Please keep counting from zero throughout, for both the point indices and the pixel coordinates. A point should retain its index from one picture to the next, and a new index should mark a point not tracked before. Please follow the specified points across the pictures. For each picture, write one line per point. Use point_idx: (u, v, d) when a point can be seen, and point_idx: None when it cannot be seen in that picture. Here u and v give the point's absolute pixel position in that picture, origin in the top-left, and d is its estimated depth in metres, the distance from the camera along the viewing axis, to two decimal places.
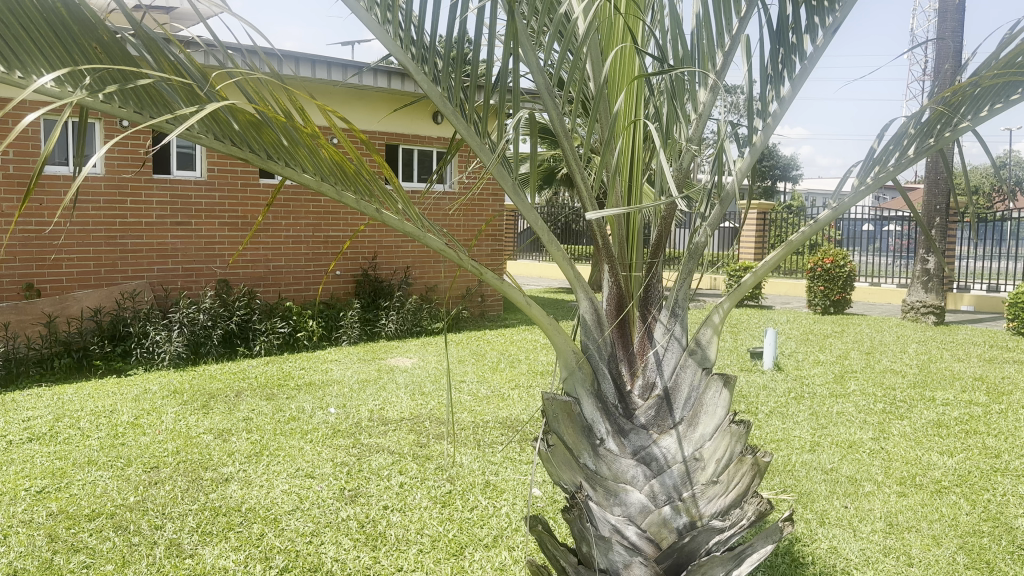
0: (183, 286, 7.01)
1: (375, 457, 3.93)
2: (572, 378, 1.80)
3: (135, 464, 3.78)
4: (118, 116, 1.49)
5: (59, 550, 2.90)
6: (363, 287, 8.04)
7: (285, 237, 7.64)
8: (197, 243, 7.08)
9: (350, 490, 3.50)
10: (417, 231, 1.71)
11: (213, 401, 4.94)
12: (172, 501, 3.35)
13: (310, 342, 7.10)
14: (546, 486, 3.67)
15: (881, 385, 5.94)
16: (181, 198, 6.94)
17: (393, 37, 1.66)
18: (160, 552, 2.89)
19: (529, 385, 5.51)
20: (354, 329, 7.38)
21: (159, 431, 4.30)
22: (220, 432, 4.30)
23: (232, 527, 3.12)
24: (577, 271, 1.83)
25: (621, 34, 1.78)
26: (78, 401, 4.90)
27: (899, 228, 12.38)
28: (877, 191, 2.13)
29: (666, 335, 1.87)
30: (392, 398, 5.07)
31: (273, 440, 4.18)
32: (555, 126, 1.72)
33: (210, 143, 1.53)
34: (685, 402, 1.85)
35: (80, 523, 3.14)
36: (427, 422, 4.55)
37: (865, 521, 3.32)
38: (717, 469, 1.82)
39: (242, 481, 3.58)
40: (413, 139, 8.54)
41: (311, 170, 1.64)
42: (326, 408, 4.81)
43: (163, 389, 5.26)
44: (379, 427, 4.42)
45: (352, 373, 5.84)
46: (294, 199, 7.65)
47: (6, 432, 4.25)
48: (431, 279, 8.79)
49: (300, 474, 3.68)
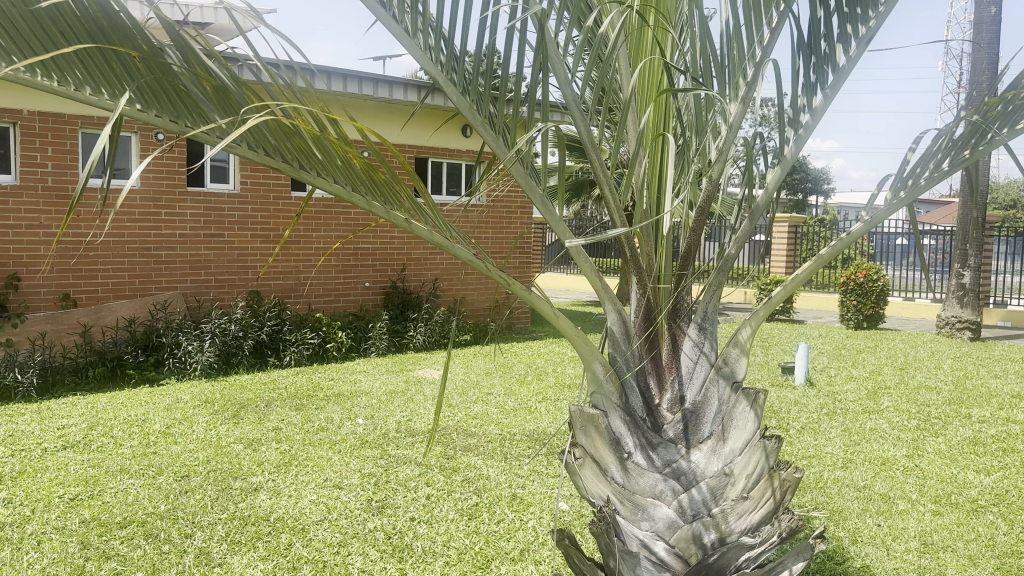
0: (215, 297, 7.12)
1: (402, 469, 3.94)
2: (600, 391, 1.81)
3: (166, 472, 3.84)
4: (154, 124, 1.52)
5: (92, 557, 2.95)
6: (391, 299, 8.10)
7: (315, 248, 7.72)
8: (229, 255, 7.18)
9: (377, 501, 3.51)
10: (447, 242, 1.73)
11: (244, 411, 4.99)
12: (202, 509, 3.39)
13: (339, 353, 7.15)
14: (573, 499, 3.64)
15: (916, 401, 5.82)
16: (215, 210, 7.05)
17: (423, 48, 1.67)
18: (188, 561, 2.92)
19: (556, 398, 5.49)
20: (382, 341, 7.41)
21: (190, 440, 4.36)
22: (250, 441, 4.34)
23: (260, 536, 3.14)
24: (606, 284, 1.83)
25: (650, 46, 1.78)
26: (111, 410, 4.98)
27: (934, 242, 12.19)
28: (909, 206, 2.09)
29: (695, 350, 1.86)
30: (419, 410, 5.09)
31: (301, 450, 4.21)
32: (583, 139, 1.72)
33: (244, 153, 1.55)
34: (714, 417, 1.83)
35: (112, 530, 3.18)
36: (454, 434, 4.55)
37: (899, 540, 3.25)
38: (747, 484, 1.79)
39: (271, 491, 3.61)
40: (442, 152, 8.60)
41: (341, 181, 1.66)
42: (354, 419, 4.84)
43: (195, 398, 5.33)
44: (406, 439, 4.44)
45: (380, 384, 5.86)
46: (325, 212, 7.73)
47: (41, 439, 4.33)
48: (460, 290, 8.82)
49: (328, 484, 3.70)
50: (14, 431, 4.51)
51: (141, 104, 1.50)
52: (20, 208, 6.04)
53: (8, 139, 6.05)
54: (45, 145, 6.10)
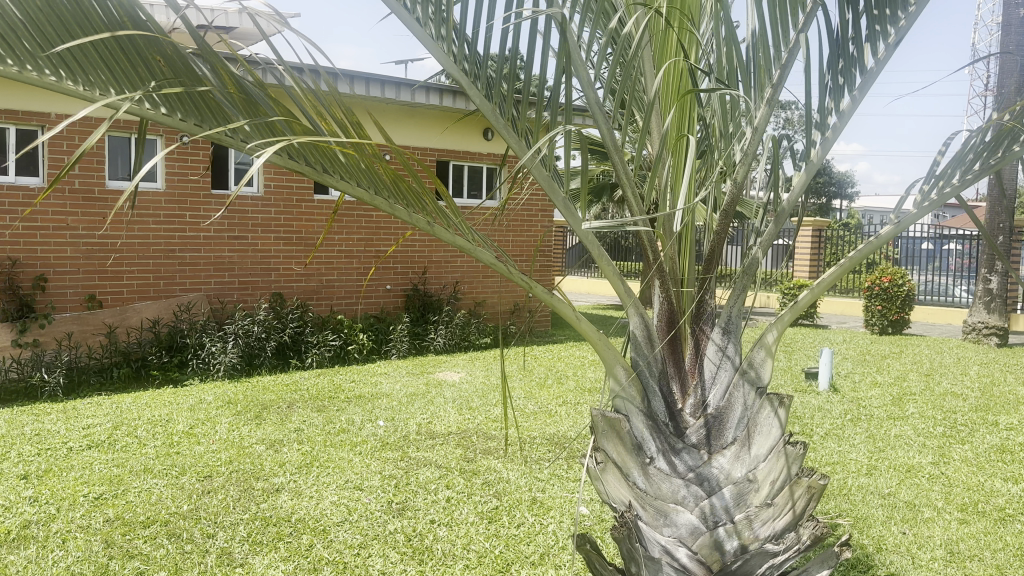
0: (239, 299, 7.18)
1: (423, 471, 3.95)
2: (621, 395, 1.79)
3: (189, 473, 3.87)
4: (179, 128, 1.55)
5: (115, 556, 2.98)
6: (413, 302, 8.13)
7: (337, 251, 7.76)
8: (253, 257, 7.24)
9: (398, 503, 3.52)
10: (469, 245, 1.72)
11: (266, 412, 5.03)
12: (224, 510, 3.42)
13: (360, 355, 7.19)
14: (594, 504, 3.62)
15: (942, 408, 5.73)
16: (238, 213, 7.11)
17: (445, 52, 1.67)
18: (211, 561, 2.94)
19: (576, 401, 5.47)
20: (403, 343, 7.44)
21: (212, 441, 4.39)
22: (272, 442, 4.37)
23: (281, 537, 3.16)
24: (628, 287, 1.81)
25: (675, 48, 1.76)
26: (135, 410, 5.04)
27: (960, 246, 12.01)
28: (938, 209, 2.06)
29: (719, 353, 1.83)
30: (440, 412, 5.09)
31: (323, 451, 4.23)
32: (606, 142, 1.71)
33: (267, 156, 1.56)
34: (738, 423, 1.81)
35: (135, 529, 3.21)
36: (474, 437, 4.55)
37: (925, 548, 3.20)
38: (771, 491, 1.77)
39: (292, 492, 3.63)
40: (463, 155, 8.61)
41: (364, 183, 1.66)
42: (375, 421, 4.85)
43: (218, 399, 5.38)
44: (427, 441, 4.44)
45: (401, 386, 5.87)
46: (347, 215, 7.77)
47: (67, 439, 4.39)
48: (480, 293, 8.83)
49: (348, 486, 3.71)
50: (40, 430, 4.57)
51: (167, 108, 1.53)
52: (47, 210, 6.13)
53: (36, 142, 6.14)
54: (72, 148, 6.20)
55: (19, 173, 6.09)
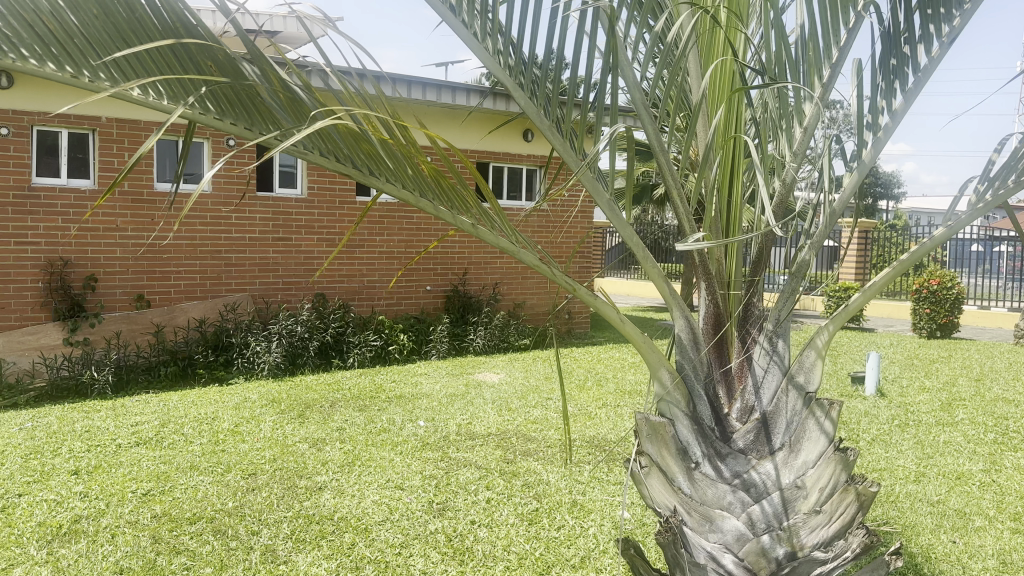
0: (283, 299, 7.28)
1: (462, 472, 3.96)
2: (666, 399, 1.77)
3: (234, 470, 3.94)
4: (228, 132, 1.57)
5: (162, 551, 3.04)
6: (452, 302, 8.17)
7: (378, 252, 7.83)
8: (296, 258, 7.33)
9: (438, 503, 3.53)
10: (511, 246, 1.72)
11: (309, 411, 5.09)
12: (269, 507, 3.47)
13: (400, 355, 7.25)
14: (635, 508, 3.59)
15: (994, 415, 5.56)
16: (283, 214, 7.21)
17: (490, 53, 1.67)
18: (255, 558, 2.98)
19: (616, 404, 5.44)
20: (443, 343, 7.47)
21: (257, 439, 4.46)
22: (314, 441, 4.42)
23: (324, 535, 3.19)
24: (673, 288, 1.79)
25: (722, 47, 1.75)
26: (183, 407, 5.14)
27: (1013, 248, 11.66)
28: (992, 211, 2.01)
29: (767, 357, 1.81)
30: (479, 413, 5.10)
31: (363, 450, 4.27)
32: (651, 143, 1.69)
33: (314, 159, 1.58)
34: (786, 428, 1.78)
35: (182, 525, 3.28)
36: (514, 438, 4.55)
37: (976, 558, 3.11)
38: (820, 498, 1.73)
39: (335, 491, 3.67)
40: (503, 157, 8.60)
41: (408, 186, 1.67)
42: (415, 421, 4.88)
43: (263, 398, 5.46)
44: (466, 442, 4.45)
45: (440, 387, 5.89)
46: (388, 216, 7.83)
47: (116, 435, 4.50)
48: (520, 294, 8.84)
49: (389, 485, 3.74)
50: (90, 427, 4.69)
51: (216, 112, 1.55)
52: (97, 212, 6.29)
53: (87, 146, 6.30)
54: (122, 150, 6.35)
55: (71, 176, 6.25)
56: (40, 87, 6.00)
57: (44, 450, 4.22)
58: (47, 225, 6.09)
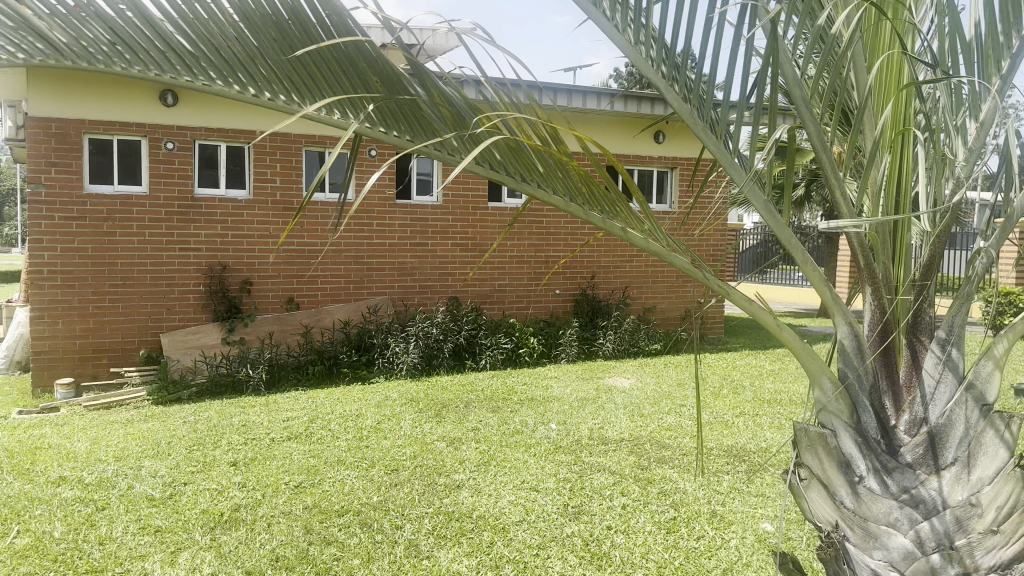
0: (419, 302, 7.53)
1: (597, 476, 3.95)
2: (827, 408, 1.72)
3: (377, 466, 4.11)
4: (391, 144, 1.67)
5: (314, 541, 3.21)
6: (582, 306, 8.17)
7: (509, 256, 7.94)
8: (432, 262, 7.56)
9: (574, 507, 3.54)
10: (664, 251, 1.69)
11: (445, 411, 5.24)
12: (410, 503, 3.59)
13: (532, 358, 7.30)
14: (778, 520, 3.45)
15: None
16: (419, 220, 7.45)
17: (643, 57, 1.67)
18: (400, 551, 3.10)
19: (754, 413, 5.26)
20: (573, 347, 7.48)
21: (397, 436, 4.64)
22: (451, 440, 4.54)
23: (464, 532, 3.28)
24: (834, 293, 1.72)
25: (888, 40, 1.67)
26: (328, 405, 5.42)
27: None
28: None
29: (938, 366, 1.69)
30: (611, 418, 5.07)
31: (499, 451, 4.34)
32: (813, 143, 1.63)
33: (472, 167, 1.64)
34: (960, 442, 1.66)
35: (331, 517, 3.45)
36: (648, 445, 4.49)
37: None
38: (997, 518, 1.61)
39: (472, 489, 3.75)
40: (633, 160, 8.50)
41: (560, 192, 1.69)
42: (548, 424, 4.92)
43: (401, 396, 5.67)
44: (599, 447, 4.44)
45: (571, 391, 5.90)
46: (519, 220, 7.94)
47: (270, 429, 4.80)
48: (650, 298, 8.72)
49: (525, 487, 3.79)
50: (247, 421, 5.03)
51: (381, 124, 1.65)
52: (251, 220, 6.73)
53: (243, 158, 6.77)
54: (274, 162, 6.77)
55: (229, 186, 6.73)
56: (201, 104, 6.47)
57: (206, 442, 4.56)
58: (208, 232, 6.59)
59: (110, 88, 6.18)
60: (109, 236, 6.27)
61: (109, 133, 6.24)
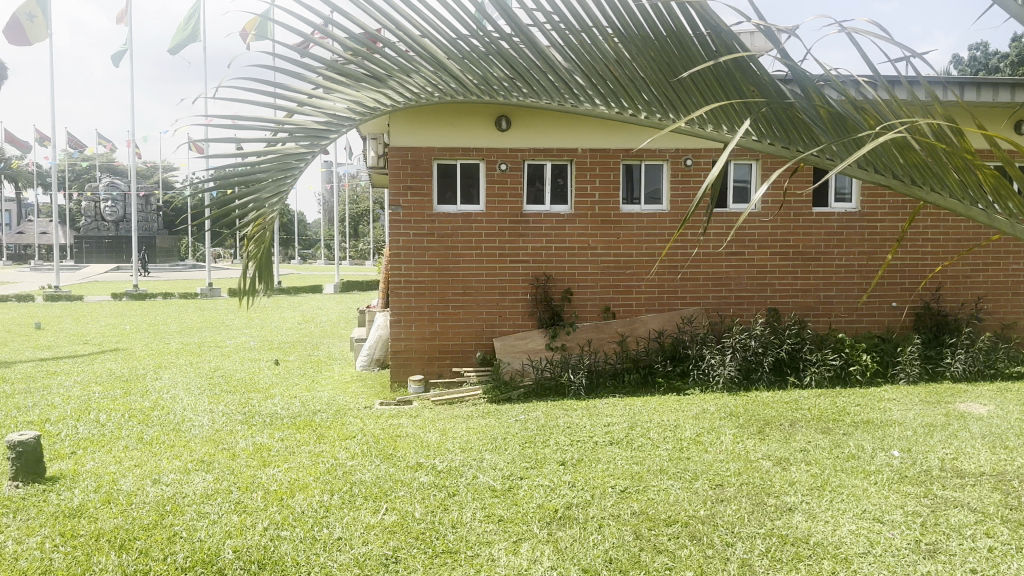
0: (736, 313, 7.33)
1: (955, 513, 3.49)
2: None
3: (701, 479, 4.06)
4: (772, 152, 2.02)
5: (645, 548, 3.26)
6: (924, 321, 7.34)
7: (836, 266, 7.39)
8: (751, 272, 7.31)
9: (929, 545, 3.17)
10: None
11: (768, 427, 5.02)
12: (739, 520, 3.49)
13: (863, 377, 6.66)
14: None
15: None
16: (737, 229, 7.25)
17: None
18: (733, 569, 3.02)
19: None
20: (914, 367, 6.68)
21: (719, 450, 4.54)
22: (778, 459, 4.33)
23: (800, 558, 3.10)
24: None
25: None
26: (646, 413, 5.48)
27: None
28: None
29: None
30: (968, 449, 4.46)
31: (833, 476, 4.04)
32: None
33: (862, 175, 1.82)
34: None
35: (659, 526, 3.48)
36: (1019, 483, 3.87)
37: None
38: None
39: (806, 513, 3.54)
40: None
41: (955, 196, 1.75)
42: (889, 451, 4.47)
43: (720, 410, 5.55)
44: (956, 480, 3.92)
45: (913, 415, 5.30)
46: (847, 228, 7.37)
47: (593, 434, 4.98)
48: (1010, 313, 7.62)
49: (867, 516, 3.48)
50: (571, 424, 5.28)
51: (763, 136, 2.01)
52: (573, 234, 7.09)
53: (566, 173, 7.14)
54: (594, 177, 7.04)
55: (553, 203, 7.16)
56: (532, 127, 6.96)
57: (536, 441, 4.88)
58: (535, 245, 7.06)
59: (454, 118, 6.90)
60: (452, 249, 7.01)
61: (453, 158, 6.98)
